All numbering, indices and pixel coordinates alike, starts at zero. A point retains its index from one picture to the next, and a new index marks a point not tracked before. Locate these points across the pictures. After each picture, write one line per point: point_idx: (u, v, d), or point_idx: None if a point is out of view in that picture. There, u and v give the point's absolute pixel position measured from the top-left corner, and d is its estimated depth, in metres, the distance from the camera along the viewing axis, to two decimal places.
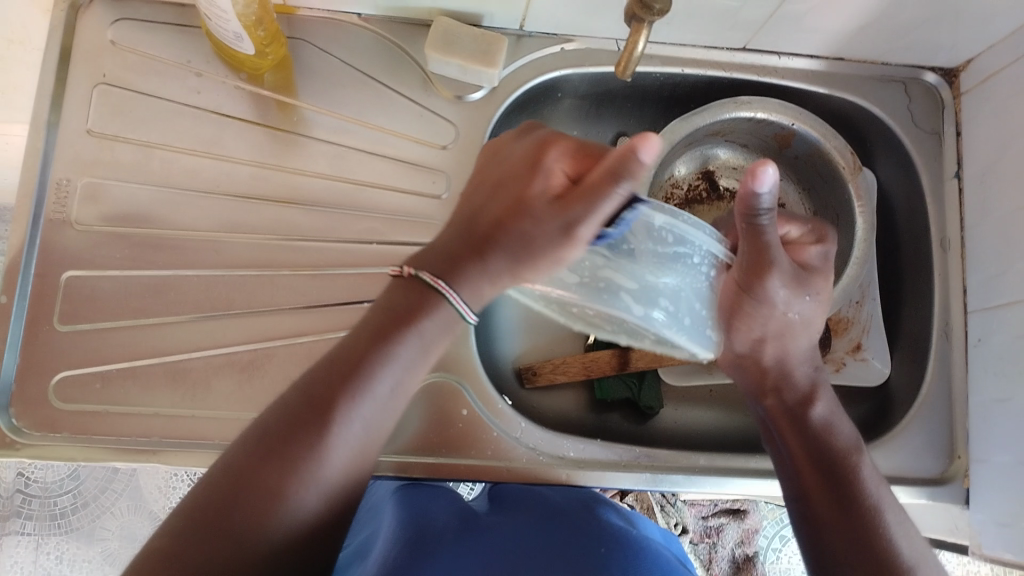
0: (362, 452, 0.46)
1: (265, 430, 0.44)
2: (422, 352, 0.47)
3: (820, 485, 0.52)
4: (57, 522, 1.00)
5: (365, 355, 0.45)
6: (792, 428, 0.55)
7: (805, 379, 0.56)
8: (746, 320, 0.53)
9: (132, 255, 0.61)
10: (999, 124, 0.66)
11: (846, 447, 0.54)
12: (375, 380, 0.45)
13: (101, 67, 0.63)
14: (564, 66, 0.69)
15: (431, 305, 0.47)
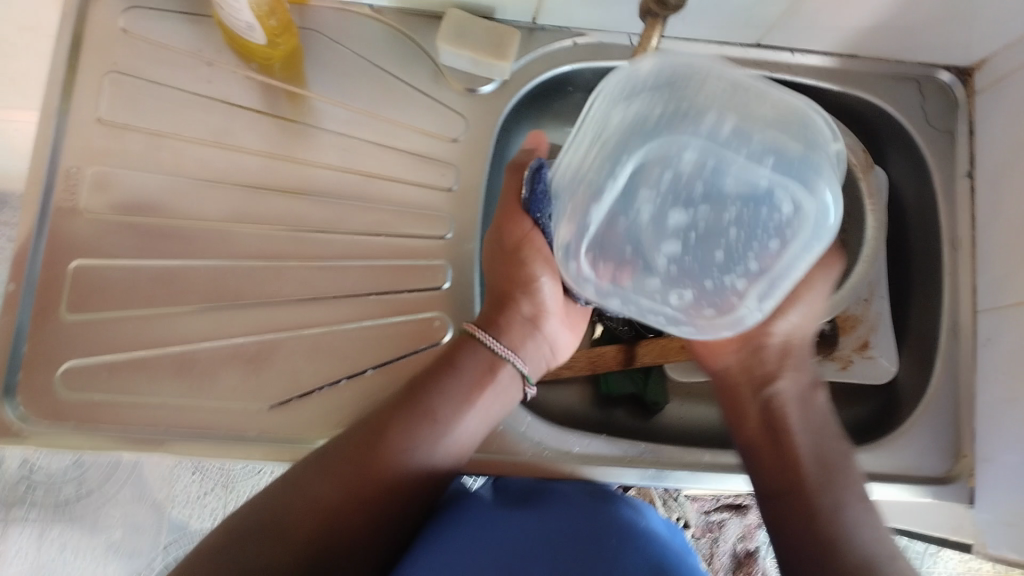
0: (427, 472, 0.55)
1: (342, 446, 0.54)
2: (467, 396, 0.56)
3: (814, 477, 0.54)
4: (61, 509, 1.01)
5: (432, 392, 0.56)
6: (794, 416, 0.57)
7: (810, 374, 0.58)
8: (790, 311, 0.56)
9: (140, 244, 0.61)
10: (1014, 123, 0.65)
11: (839, 446, 0.56)
12: (444, 415, 0.55)
13: (111, 54, 0.63)
14: (578, 60, 0.68)
15: (477, 349, 0.58)
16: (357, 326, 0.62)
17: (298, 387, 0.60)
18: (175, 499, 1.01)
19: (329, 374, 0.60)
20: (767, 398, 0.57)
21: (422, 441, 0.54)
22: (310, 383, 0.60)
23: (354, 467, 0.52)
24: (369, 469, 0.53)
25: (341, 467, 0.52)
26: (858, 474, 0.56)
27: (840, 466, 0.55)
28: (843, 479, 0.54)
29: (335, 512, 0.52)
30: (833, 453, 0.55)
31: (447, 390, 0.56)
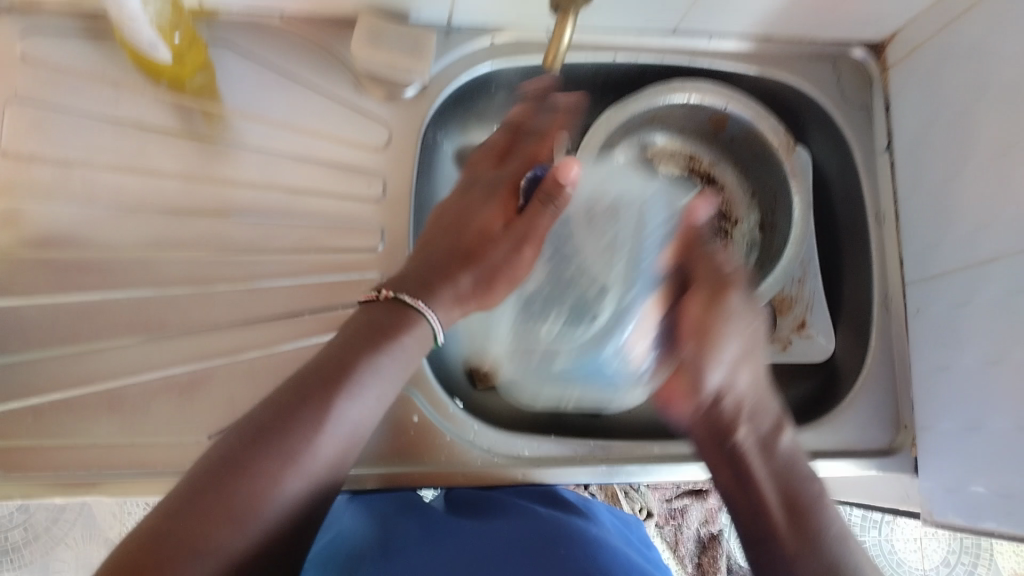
0: (338, 448, 0.48)
1: (233, 439, 0.45)
2: (397, 364, 0.51)
3: (785, 515, 0.51)
4: (8, 557, 0.97)
5: (353, 360, 0.50)
6: (753, 460, 0.53)
7: (772, 417, 0.55)
8: (717, 350, 0.53)
9: (58, 279, 0.59)
10: (928, 93, 0.66)
11: (803, 480, 0.53)
12: (340, 408, 0.48)
13: (11, 82, 0.60)
14: (495, 60, 0.68)
15: (408, 322, 0.53)
16: (292, 346, 0.60)
17: (236, 416, 0.58)
18: (127, 535, 0.98)
19: (267, 398, 0.59)
20: (732, 449, 0.53)
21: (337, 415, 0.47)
22: (248, 409, 0.58)
23: (241, 477, 0.43)
24: (273, 447, 0.44)
25: (238, 464, 0.43)
26: (827, 505, 0.52)
27: (810, 503, 0.51)
28: (815, 513, 0.51)
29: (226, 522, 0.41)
30: (803, 493, 0.52)
31: (367, 359, 0.50)
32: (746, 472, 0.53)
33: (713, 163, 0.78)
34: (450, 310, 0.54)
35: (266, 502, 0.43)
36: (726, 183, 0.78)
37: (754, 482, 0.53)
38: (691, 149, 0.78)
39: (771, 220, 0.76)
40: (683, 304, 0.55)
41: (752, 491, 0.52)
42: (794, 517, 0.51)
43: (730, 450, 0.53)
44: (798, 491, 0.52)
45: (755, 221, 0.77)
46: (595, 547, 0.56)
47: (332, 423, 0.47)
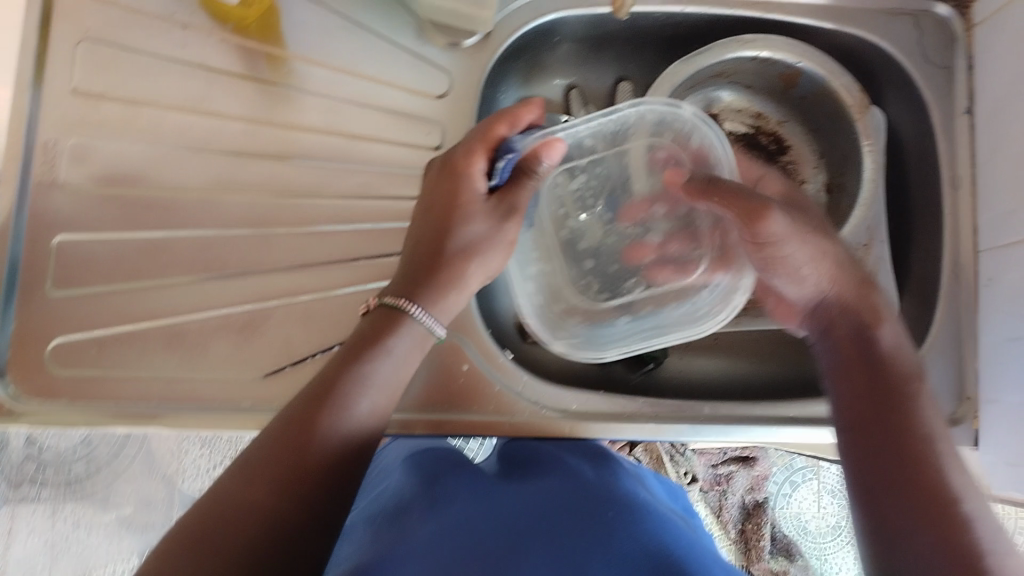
0: (356, 439, 0.51)
1: (258, 445, 0.49)
2: (395, 362, 0.53)
3: (881, 403, 0.53)
4: (72, 487, 1.01)
5: (349, 365, 0.52)
6: (889, 357, 0.55)
7: (897, 329, 0.57)
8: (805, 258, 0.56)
9: (123, 216, 0.60)
10: (1015, 54, 0.63)
11: (911, 371, 0.54)
12: (362, 391, 0.51)
13: (84, 21, 0.61)
14: (562, 10, 0.66)
15: (398, 325, 0.54)
16: (349, 292, 0.61)
17: (292, 356, 0.59)
18: (184, 473, 1.02)
19: (321, 341, 0.60)
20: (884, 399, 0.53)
21: (352, 409, 0.50)
22: (303, 350, 0.59)
23: (283, 461, 0.48)
24: (288, 449, 0.48)
25: (268, 474, 0.47)
26: (929, 401, 0.53)
27: (912, 396, 0.53)
28: (921, 400, 0.53)
29: (273, 512, 0.46)
30: (914, 439, 0.50)
31: (359, 368, 0.52)
32: (874, 357, 0.55)
33: (781, 123, 0.77)
34: (440, 298, 0.55)
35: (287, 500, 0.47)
36: (793, 144, 0.76)
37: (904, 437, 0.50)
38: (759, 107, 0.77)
39: (839, 179, 0.74)
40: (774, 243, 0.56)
41: (871, 381, 0.54)
42: (893, 414, 0.52)
43: (869, 341, 0.56)
44: (906, 380, 0.54)
45: (823, 181, 0.75)
46: (631, 502, 0.57)
47: (346, 412, 0.50)
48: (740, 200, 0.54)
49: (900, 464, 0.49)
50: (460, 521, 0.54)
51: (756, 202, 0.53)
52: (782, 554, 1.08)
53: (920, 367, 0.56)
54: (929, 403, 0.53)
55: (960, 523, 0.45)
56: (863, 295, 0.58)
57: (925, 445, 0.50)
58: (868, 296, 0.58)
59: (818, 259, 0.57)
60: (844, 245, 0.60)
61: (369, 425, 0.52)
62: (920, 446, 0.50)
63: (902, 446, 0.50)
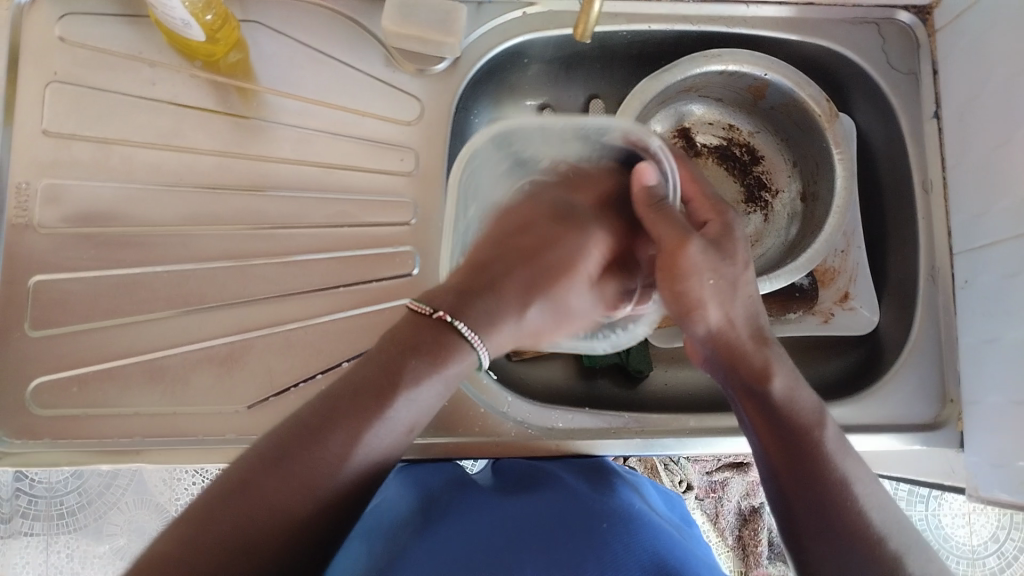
0: (363, 473, 0.45)
1: (257, 458, 0.43)
2: (430, 387, 0.47)
3: (794, 473, 0.50)
4: (64, 521, 1.01)
5: (384, 377, 0.46)
6: (788, 415, 0.51)
7: (785, 372, 0.52)
8: (693, 282, 0.50)
9: (100, 255, 0.60)
10: (977, 60, 0.64)
11: (811, 423, 0.51)
12: (392, 413, 0.45)
13: (53, 63, 0.62)
14: (529, 31, 0.67)
15: (452, 351, 0.47)
16: (328, 320, 0.61)
17: (273, 387, 0.59)
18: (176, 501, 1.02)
19: (301, 370, 0.60)
20: (779, 426, 0.51)
21: (371, 438, 0.45)
22: (283, 381, 0.60)
23: (286, 472, 0.43)
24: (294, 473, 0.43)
25: (265, 486, 0.42)
26: (835, 441, 0.51)
27: (811, 427, 0.51)
28: (830, 456, 0.51)
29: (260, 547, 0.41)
30: (821, 470, 0.50)
31: (399, 382, 0.46)
32: (771, 420, 0.51)
33: (752, 134, 0.78)
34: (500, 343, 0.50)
35: (290, 513, 0.42)
36: (765, 153, 0.77)
37: (816, 471, 0.50)
38: (730, 118, 0.77)
39: (811, 188, 0.74)
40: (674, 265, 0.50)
41: (777, 451, 0.51)
42: (808, 483, 0.50)
43: (763, 402, 0.51)
44: (808, 438, 0.51)
45: (796, 189, 0.76)
46: (626, 509, 0.58)
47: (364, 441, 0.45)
48: (668, 229, 0.51)
49: (814, 502, 0.50)
50: (459, 530, 0.54)
51: (677, 234, 0.50)
52: (779, 559, 1.08)
53: (818, 406, 0.53)
54: (832, 428, 0.52)
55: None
56: (756, 349, 0.53)
57: (851, 515, 0.49)
58: (755, 359, 0.52)
59: (708, 281, 0.51)
60: (742, 299, 0.53)
61: (389, 451, 0.46)
62: (831, 480, 0.50)
63: (828, 525, 0.49)
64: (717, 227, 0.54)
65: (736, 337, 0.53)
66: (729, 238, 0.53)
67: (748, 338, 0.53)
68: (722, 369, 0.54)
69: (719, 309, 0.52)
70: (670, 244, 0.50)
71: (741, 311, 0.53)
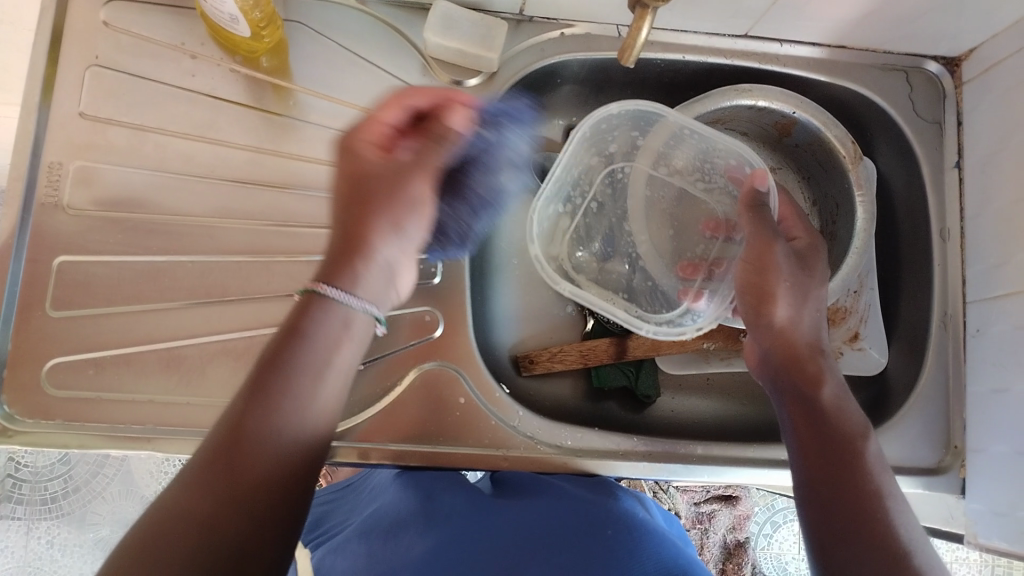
0: (290, 448, 0.46)
1: (183, 483, 0.43)
2: (327, 347, 0.48)
3: (830, 465, 0.53)
4: (47, 506, 1.00)
5: (284, 355, 0.47)
6: (834, 417, 0.55)
7: (839, 384, 0.57)
8: (776, 274, 0.59)
9: (126, 240, 0.60)
10: (1003, 114, 0.65)
11: (855, 430, 0.54)
12: (302, 383, 0.47)
13: (94, 48, 0.62)
14: (566, 52, 0.68)
15: (321, 305, 0.49)
16: None
17: None
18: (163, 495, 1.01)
19: None
20: (825, 429, 0.54)
21: (282, 412, 0.46)
22: None
23: (221, 464, 0.43)
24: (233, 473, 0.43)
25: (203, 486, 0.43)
26: (876, 456, 0.54)
27: (856, 436, 0.54)
28: (868, 460, 0.53)
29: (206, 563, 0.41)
30: (854, 466, 0.52)
31: (297, 351, 0.47)
32: (817, 418, 0.55)
33: (775, 169, 0.78)
34: (354, 270, 0.50)
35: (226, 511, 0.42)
36: (786, 189, 0.78)
37: (849, 465, 0.52)
38: (754, 152, 0.78)
39: (830, 228, 0.75)
40: (766, 257, 0.59)
41: (817, 444, 0.54)
42: (844, 475, 0.52)
43: (812, 401, 0.56)
44: (850, 439, 0.54)
45: (814, 227, 0.77)
46: (630, 518, 0.58)
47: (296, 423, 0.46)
48: (756, 232, 0.60)
49: (844, 489, 0.51)
50: (463, 540, 0.54)
51: (765, 236, 0.60)
52: None
53: (864, 422, 0.56)
54: (873, 438, 0.55)
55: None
56: (815, 358, 0.58)
57: (879, 515, 0.50)
58: (817, 364, 0.58)
59: (789, 280, 0.59)
60: (811, 311, 0.60)
61: (310, 422, 0.47)
62: (862, 477, 0.52)
63: (855, 518, 0.50)
64: (804, 247, 0.62)
65: (801, 343, 0.59)
66: (813, 264, 0.62)
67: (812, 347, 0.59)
68: (776, 372, 0.58)
69: (791, 309, 0.59)
70: (755, 241, 0.60)
71: (810, 323, 0.59)
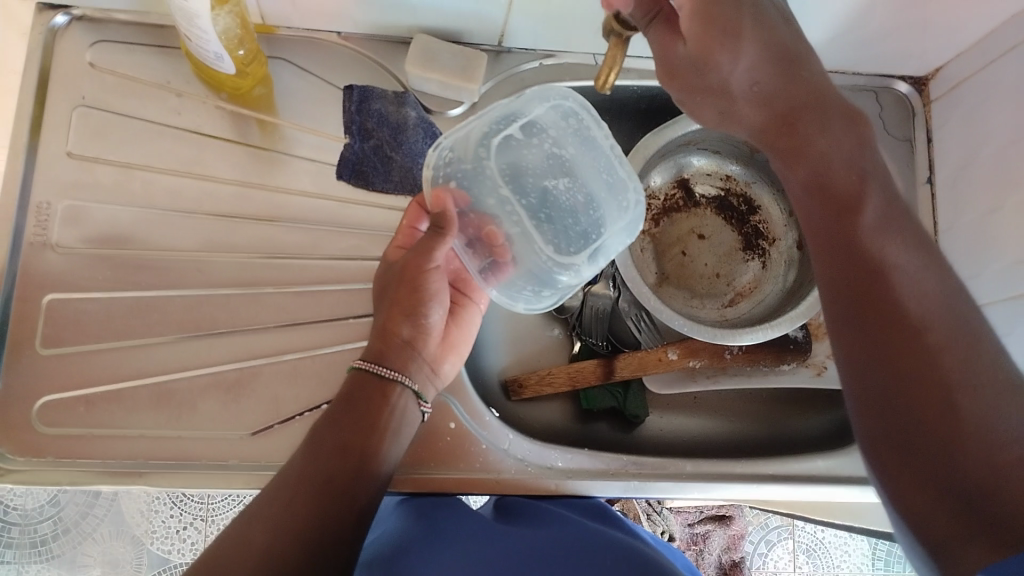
0: (362, 481, 0.50)
1: (280, 488, 0.48)
2: (405, 413, 0.54)
3: (849, 277, 0.47)
4: (38, 549, 0.99)
5: (377, 394, 0.53)
6: (828, 182, 0.50)
7: (818, 147, 0.50)
8: (679, 71, 0.50)
9: (114, 276, 0.61)
10: (971, 129, 0.67)
11: (850, 194, 0.49)
12: (385, 439, 0.52)
13: (81, 89, 0.63)
14: (544, 81, 0.69)
15: (388, 389, 0.53)
16: (334, 351, 0.62)
17: (278, 415, 0.60)
18: (154, 534, 1.01)
19: (307, 400, 0.61)
20: (837, 221, 0.49)
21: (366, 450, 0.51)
22: (290, 409, 0.61)
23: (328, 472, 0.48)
24: (332, 472, 0.48)
25: (302, 488, 0.48)
26: (880, 209, 0.48)
27: (849, 207, 0.48)
28: (868, 236, 0.47)
29: (286, 534, 0.46)
30: (856, 244, 0.48)
31: (387, 407, 0.53)
32: (813, 192, 0.51)
33: (749, 183, 0.80)
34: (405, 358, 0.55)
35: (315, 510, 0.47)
36: (763, 203, 0.79)
37: (851, 248, 0.48)
38: (728, 169, 0.80)
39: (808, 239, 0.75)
40: (667, 53, 0.49)
41: (830, 246, 0.49)
42: (859, 274, 0.47)
43: (806, 178, 0.51)
44: (850, 203, 0.49)
45: (794, 238, 0.78)
46: (628, 549, 0.55)
47: (377, 461, 0.51)
48: (661, 57, 0.50)
49: (860, 294, 0.46)
50: (440, 569, 0.54)
51: (665, 32, 0.49)
52: None
53: (860, 175, 0.49)
54: (878, 200, 0.49)
55: (957, 400, 0.41)
56: (813, 121, 0.50)
57: (899, 307, 0.45)
58: (817, 133, 0.50)
59: (717, 74, 0.49)
60: (736, 79, 0.49)
61: (387, 458, 0.52)
62: (872, 266, 0.46)
63: (881, 314, 0.45)
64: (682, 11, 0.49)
65: (784, 105, 0.50)
66: (712, 50, 0.47)
67: (791, 103, 0.50)
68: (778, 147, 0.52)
69: (712, 108, 0.52)
70: (667, 58, 0.50)
71: (797, 112, 0.50)
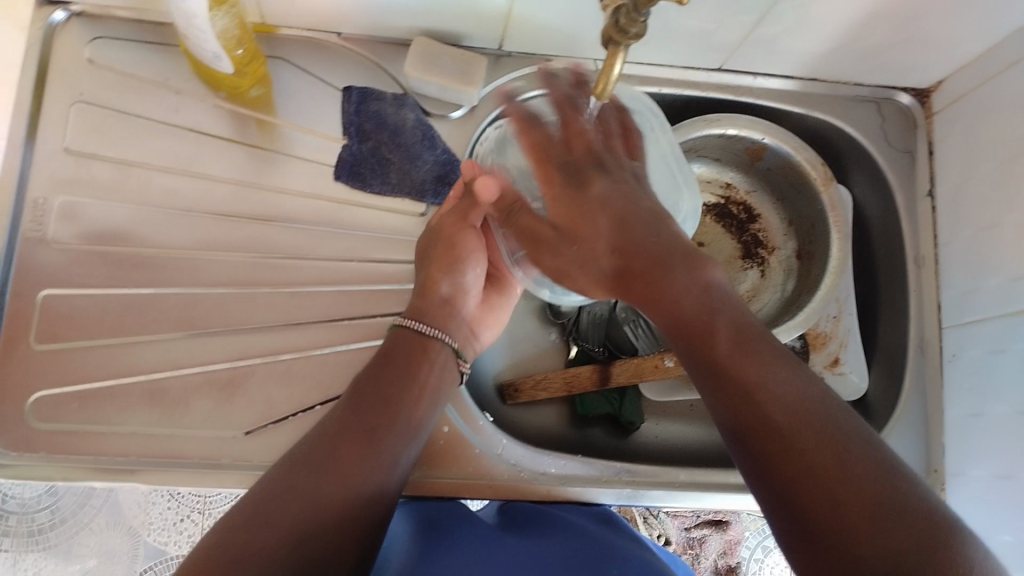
0: (393, 446, 0.52)
1: (304, 450, 0.50)
2: (436, 393, 0.57)
3: (730, 385, 0.47)
4: (34, 538, 0.99)
5: (418, 367, 0.56)
6: (675, 307, 0.50)
7: (678, 276, 0.51)
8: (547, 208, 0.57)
9: (109, 273, 0.61)
10: (972, 143, 0.67)
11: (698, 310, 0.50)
12: (416, 411, 0.55)
13: (80, 85, 0.63)
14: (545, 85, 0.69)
15: (430, 344, 0.58)
16: (328, 352, 0.62)
17: (271, 415, 0.61)
18: (151, 526, 1.01)
19: (300, 401, 0.61)
20: (707, 339, 0.49)
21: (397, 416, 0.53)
22: (283, 410, 0.61)
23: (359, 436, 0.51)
24: (336, 485, 0.48)
25: (332, 448, 0.50)
26: (724, 321, 0.49)
27: (705, 325, 0.49)
28: (732, 360, 0.47)
29: (313, 491, 0.47)
30: (734, 361, 0.47)
31: (425, 363, 0.57)
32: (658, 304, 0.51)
33: (750, 192, 0.79)
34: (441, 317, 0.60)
35: (348, 471, 0.49)
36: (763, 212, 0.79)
37: (717, 358, 0.48)
38: (728, 177, 0.79)
39: (807, 248, 0.75)
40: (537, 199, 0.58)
41: (701, 373, 0.49)
42: (734, 383, 0.47)
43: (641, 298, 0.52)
44: (703, 327, 0.49)
45: (792, 248, 0.77)
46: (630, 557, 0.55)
47: (383, 469, 0.51)
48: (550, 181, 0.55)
49: (739, 401, 0.46)
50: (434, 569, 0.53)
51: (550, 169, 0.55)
52: None
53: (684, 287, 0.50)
54: (727, 315, 0.50)
55: (850, 469, 0.41)
56: (645, 230, 0.53)
57: (775, 406, 0.45)
58: (563, 250, 0.55)
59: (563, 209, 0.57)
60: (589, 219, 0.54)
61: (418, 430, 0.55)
62: (743, 371, 0.47)
63: (760, 422, 0.45)
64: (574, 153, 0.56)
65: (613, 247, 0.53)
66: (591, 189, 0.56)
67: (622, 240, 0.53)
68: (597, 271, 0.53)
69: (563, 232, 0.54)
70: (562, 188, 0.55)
71: (611, 225, 0.53)
